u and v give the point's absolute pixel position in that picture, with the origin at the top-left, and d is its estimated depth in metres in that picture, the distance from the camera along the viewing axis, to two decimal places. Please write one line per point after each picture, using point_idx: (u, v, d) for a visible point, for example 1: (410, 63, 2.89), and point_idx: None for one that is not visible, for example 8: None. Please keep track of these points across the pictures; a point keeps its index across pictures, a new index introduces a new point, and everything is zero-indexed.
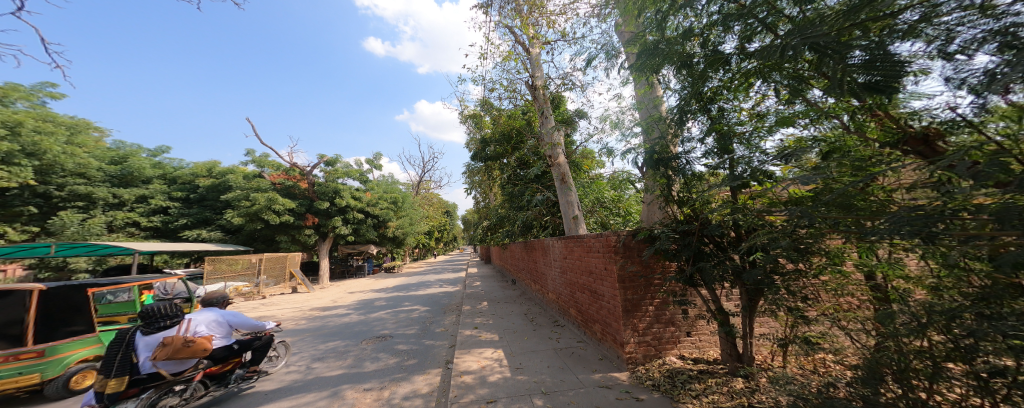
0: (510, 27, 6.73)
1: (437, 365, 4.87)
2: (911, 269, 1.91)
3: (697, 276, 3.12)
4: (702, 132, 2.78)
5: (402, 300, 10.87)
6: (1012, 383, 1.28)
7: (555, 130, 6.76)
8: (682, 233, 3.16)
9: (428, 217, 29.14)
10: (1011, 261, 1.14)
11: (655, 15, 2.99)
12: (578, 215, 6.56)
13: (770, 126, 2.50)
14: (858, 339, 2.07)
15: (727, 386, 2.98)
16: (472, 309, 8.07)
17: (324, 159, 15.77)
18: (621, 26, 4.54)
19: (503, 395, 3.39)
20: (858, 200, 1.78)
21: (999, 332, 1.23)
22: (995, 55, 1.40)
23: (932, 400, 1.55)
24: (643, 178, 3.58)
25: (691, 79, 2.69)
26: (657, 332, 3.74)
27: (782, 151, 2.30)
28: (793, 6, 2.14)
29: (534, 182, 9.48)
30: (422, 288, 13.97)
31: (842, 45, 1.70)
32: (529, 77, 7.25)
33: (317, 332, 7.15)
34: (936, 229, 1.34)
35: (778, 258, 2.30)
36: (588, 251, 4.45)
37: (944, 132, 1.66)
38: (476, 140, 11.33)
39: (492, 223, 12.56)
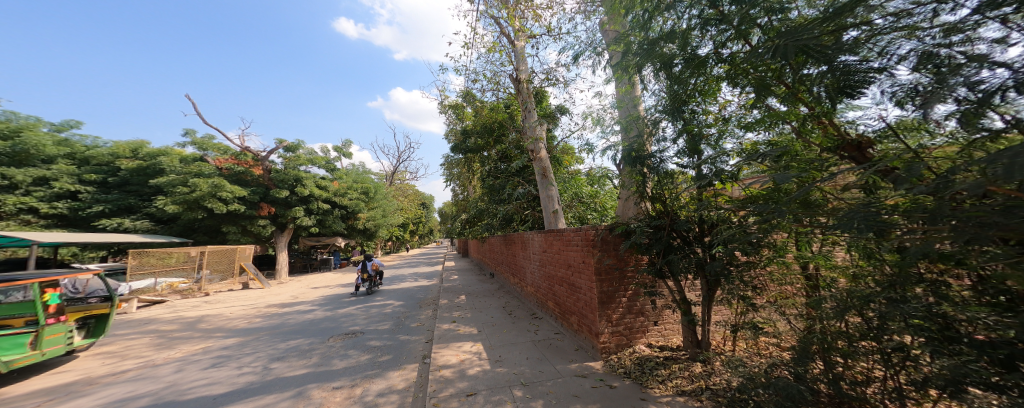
0: (496, 17, 6.60)
1: (413, 360, 4.75)
2: (837, 259, 2.12)
3: (666, 268, 3.27)
4: (675, 132, 2.88)
5: (373, 294, 10.45)
6: (909, 356, 1.50)
7: (537, 125, 6.72)
8: (655, 228, 3.29)
9: (402, 209, 28.16)
10: (917, 253, 1.27)
11: (641, 14, 3.01)
12: (558, 210, 6.61)
13: (731, 128, 2.66)
14: (795, 323, 2.31)
15: (688, 370, 3.19)
16: (449, 303, 7.93)
17: (283, 145, 14.51)
18: (607, 24, 4.56)
19: (483, 387, 3.38)
20: (813, 198, 1.89)
21: (902, 314, 1.42)
22: (919, 72, 1.58)
23: (848, 372, 1.78)
24: (620, 174, 3.69)
25: (670, 81, 2.76)
26: (629, 322, 3.89)
27: (742, 152, 2.47)
28: (765, 15, 2.24)
29: (515, 176, 9.45)
30: (394, 282, 13.50)
31: (825, 49, 1.76)
32: (513, 70, 7.18)
33: (277, 330, 6.68)
34: (891, 224, 1.39)
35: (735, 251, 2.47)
36: (567, 245, 4.51)
37: (875, 140, 1.84)
38: (456, 131, 11.07)
39: (471, 216, 12.46)
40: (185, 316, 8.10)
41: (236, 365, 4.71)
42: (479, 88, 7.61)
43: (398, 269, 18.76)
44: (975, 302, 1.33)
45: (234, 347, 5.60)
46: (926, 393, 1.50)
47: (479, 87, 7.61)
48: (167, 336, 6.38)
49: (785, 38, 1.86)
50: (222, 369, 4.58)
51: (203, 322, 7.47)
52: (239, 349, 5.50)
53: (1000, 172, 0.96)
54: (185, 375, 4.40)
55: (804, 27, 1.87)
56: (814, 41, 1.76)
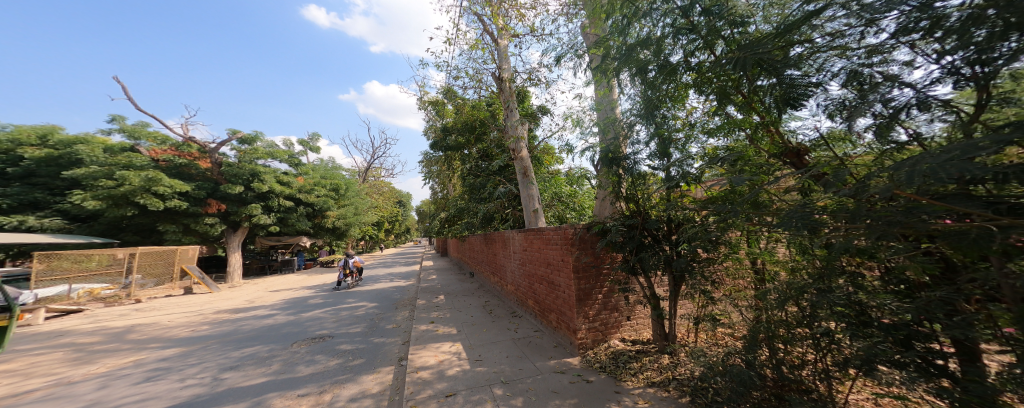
0: (479, 15, 6.48)
1: (389, 363, 4.57)
2: (779, 255, 2.30)
3: (638, 265, 3.42)
4: (647, 136, 3.00)
5: (344, 296, 9.91)
6: (834, 340, 1.67)
7: (519, 124, 6.72)
8: (628, 227, 3.43)
9: (376, 207, 27.00)
10: (840, 249, 1.41)
11: (620, 20, 3.08)
12: (538, 209, 6.65)
13: (696, 134, 2.80)
14: (745, 314, 2.53)
15: (657, 362, 3.35)
16: (426, 303, 7.72)
17: (237, 136, 13.26)
18: (587, 28, 4.59)
19: (462, 387, 3.34)
20: (765, 199, 2.05)
21: (828, 302, 1.58)
22: (847, 88, 1.76)
23: (785, 356, 1.97)
24: (597, 175, 3.80)
25: (645, 86, 2.86)
26: (604, 318, 4.00)
27: (704, 157, 2.64)
28: (728, 27, 2.38)
29: (496, 175, 9.36)
30: (366, 283, 12.91)
31: (776, 63, 1.91)
32: (496, 69, 7.11)
33: (228, 337, 6.13)
34: (822, 222, 1.52)
35: (698, 248, 2.64)
36: (546, 243, 4.54)
37: (810, 149, 2.05)
38: (436, 128, 10.82)
39: (451, 215, 12.21)
40: (109, 327, 7.16)
41: (177, 378, 4.25)
42: (460, 86, 7.46)
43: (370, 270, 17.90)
44: (883, 290, 1.51)
45: (176, 358, 5.06)
46: (847, 372, 1.70)
47: (460, 85, 7.46)
48: (87, 350, 5.61)
49: (744, 51, 1.99)
50: (158, 383, 4.11)
51: (132, 332, 6.68)
52: (181, 360, 4.98)
53: (904, 178, 1.10)
54: (114, 391, 3.91)
55: (760, 41, 2.01)
56: (768, 55, 1.90)
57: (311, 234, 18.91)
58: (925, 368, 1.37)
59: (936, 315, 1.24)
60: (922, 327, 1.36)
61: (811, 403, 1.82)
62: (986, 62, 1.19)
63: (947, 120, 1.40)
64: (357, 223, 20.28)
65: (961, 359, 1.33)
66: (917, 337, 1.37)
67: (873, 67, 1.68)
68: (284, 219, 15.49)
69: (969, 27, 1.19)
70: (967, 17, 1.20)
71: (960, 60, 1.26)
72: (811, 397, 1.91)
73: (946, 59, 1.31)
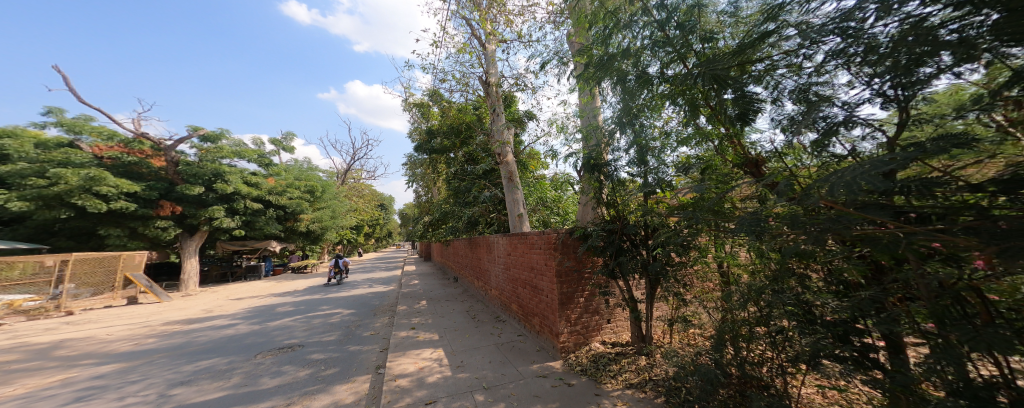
0: (467, 19, 6.47)
1: (365, 371, 4.38)
2: (742, 259, 2.44)
3: (617, 269, 3.54)
4: (627, 144, 3.10)
5: (318, 303, 9.40)
6: (785, 338, 1.79)
7: (506, 129, 6.75)
8: (608, 232, 3.56)
9: (356, 210, 26.05)
10: (791, 252, 1.51)
11: (602, 30, 3.16)
12: (523, 213, 6.67)
13: (671, 143, 2.88)
14: (713, 314, 2.66)
15: (635, 364, 3.44)
16: (408, 308, 7.49)
17: (199, 133, 12.35)
18: (573, 36, 4.62)
19: (443, 395, 3.26)
20: (726, 205, 2.20)
21: (781, 301, 1.69)
22: (797, 104, 1.89)
23: (749, 354, 2.08)
24: (580, 180, 3.94)
25: (623, 95, 2.91)
26: (586, 321, 4.05)
27: (678, 165, 2.75)
28: (699, 42, 2.48)
29: (481, 178, 9.25)
30: (343, 288, 12.33)
31: (729, 79, 2.05)
32: (483, 73, 7.08)
33: (178, 351, 5.63)
34: (766, 226, 1.65)
35: (671, 252, 2.76)
36: (530, 248, 4.53)
37: (766, 160, 2.18)
38: (421, 130, 10.64)
39: (435, 219, 11.96)
40: (30, 343, 6.37)
41: (114, 396, 3.85)
42: (446, 88, 7.36)
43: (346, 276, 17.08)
44: (824, 290, 1.63)
45: (115, 375, 4.59)
46: (796, 367, 1.83)
47: (446, 87, 7.37)
48: (5, 369, 4.97)
49: (703, 67, 2.11)
50: (92, 402, 3.71)
51: (60, 348, 5.99)
52: (119, 377, 4.52)
53: (828, 189, 1.22)
54: None
55: (720, 58, 2.13)
56: (723, 72, 2.03)
57: (282, 238, 17.88)
58: (860, 361, 1.50)
59: (867, 312, 1.36)
60: (857, 323, 1.49)
61: (770, 398, 1.93)
62: (907, 86, 1.29)
63: (873, 138, 1.50)
64: (333, 226, 19.38)
65: (888, 352, 1.47)
66: (853, 333, 1.50)
67: (819, 86, 1.81)
68: (251, 223, 14.53)
69: (893, 53, 1.28)
70: (890, 45, 1.31)
71: (885, 84, 1.36)
72: (770, 393, 2.01)
73: (874, 82, 1.42)
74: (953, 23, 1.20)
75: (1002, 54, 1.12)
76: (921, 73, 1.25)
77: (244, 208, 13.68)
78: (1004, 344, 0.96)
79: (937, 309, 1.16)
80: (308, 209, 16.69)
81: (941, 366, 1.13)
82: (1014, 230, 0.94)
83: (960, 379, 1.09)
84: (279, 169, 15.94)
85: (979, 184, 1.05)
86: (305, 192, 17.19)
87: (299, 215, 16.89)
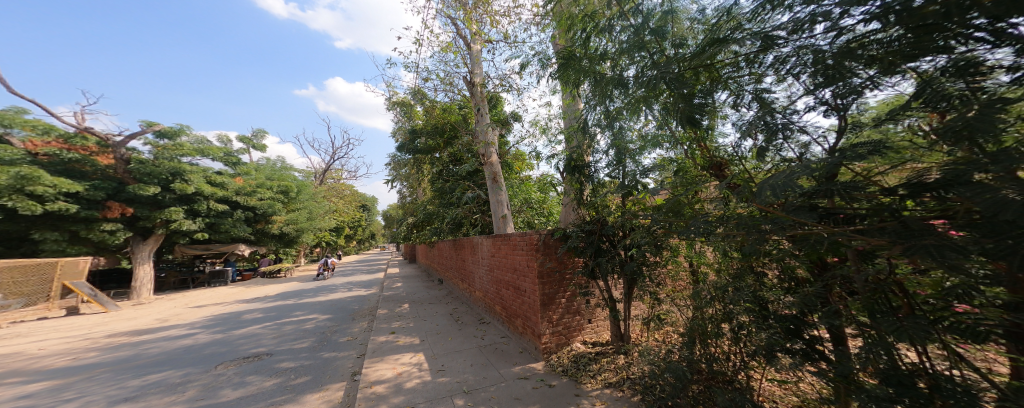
0: (451, 18, 6.41)
1: (340, 379, 4.18)
2: (708, 258, 2.55)
3: (597, 269, 3.61)
4: (606, 145, 3.17)
5: (291, 309, 8.92)
6: (745, 333, 1.88)
7: (490, 129, 6.69)
8: (588, 232, 3.64)
9: (335, 211, 25.04)
10: (747, 251, 1.61)
11: (581, 33, 3.25)
12: (507, 214, 6.64)
13: (647, 146, 2.94)
14: (684, 312, 2.77)
15: (614, 363, 3.52)
16: (388, 312, 7.26)
17: (155, 129, 11.42)
18: (555, 38, 4.61)
19: (421, 400, 3.18)
20: (687, 207, 2.34)
21: (742, 298, 1.78)
22: (752, 108, 1.99)
23: (716, 350, 2.18)
24: (563, 182, 4.04)
25: (602, 97, 2.96)
26: (567, 322, 4.09)
27: (652, 168, 2.84)
28: (672, 48, 2.56)
29: (465, 179, 9.11)
30: (318, 293, 11.76)
31: (680, 82, 2.18)
32: (467, 72, 6.98)
33: (125, 364, 5.15)
34: (718, 228, 1.78)
35: (646, 252, 2.86)
36: (513, 249, 4.53)
37: (730, 162, 2.26)
38: (404, 129, 10.37)
39: (419, 220, 11.70)
40: None
41: None
42: (430, 88, 7.22)
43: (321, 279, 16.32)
44: (777, 286, 1.72)
45: (48, 393, 4.14)
46: (756, 360, 1.93)
47: (430, 87, 7.23)
48: None
49: (658, 69, 2.26)
50: None
51: None
52: (50, 396, 4.07)
53: (767, 191, 1.33)
54: None
55: (678, 62, 2.25)
56: (673, 74, 2.17)
57: (251, 241, 16.86)
58: (809, 353, 1.60)
59: (813, 307, 1.45)
60: (807, 318, 1.59)
61: (732, 392, 2.03)
62: (845, 95, 1.38)
63: (821, 144, 1.59)
64: (308, 229, 18.47)
65: (832, 343, 1.59)
66: (802, 327, 1.60)
67: (773, 94, 1.91)
68: (215, 225, 13.59)
69: (833, 65, 1.38)
70: (831, 55, 1.40)
71: (829, 94, 1.44)
72: (732, 387, 2.12)
73: (818, 92, 1.51)
74: (877, 38, 1.30)
75: (915, 69, 1.22)
76: (856, 83, 1.35)
77: (207, 209, 12.77)
78: (919, 333, 1.06)
79: (869, 302, 1.26)
80: (280, 210, 15.81)
81: (875, 355, 1.22)
82: (919, 228, 1.04)
83: (890, 366, 1.19)
84: (248, 168, 15.04)
85: (894, 188, 1.14)
86: (276, 193, 16.27)
87: (269, 217, 15.96)
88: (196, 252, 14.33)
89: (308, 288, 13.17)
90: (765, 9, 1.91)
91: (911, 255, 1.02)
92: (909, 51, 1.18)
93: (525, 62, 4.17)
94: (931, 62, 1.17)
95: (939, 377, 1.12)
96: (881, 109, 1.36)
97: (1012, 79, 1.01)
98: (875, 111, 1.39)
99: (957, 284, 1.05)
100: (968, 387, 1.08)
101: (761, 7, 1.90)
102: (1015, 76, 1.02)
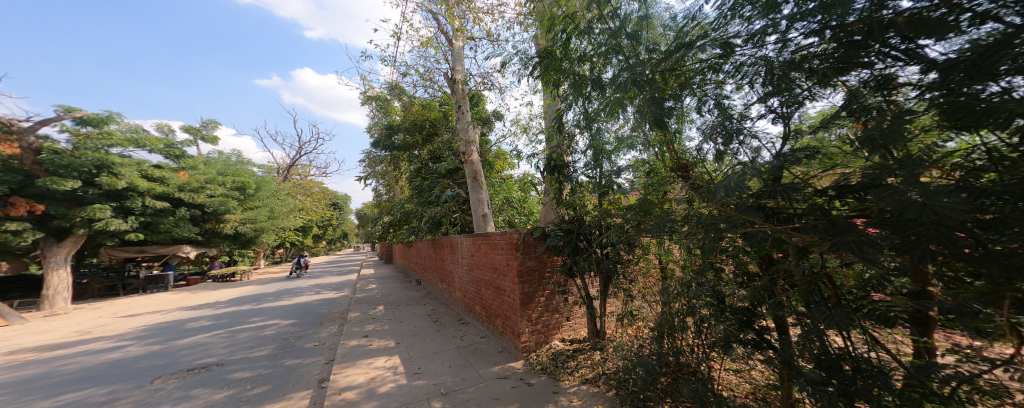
0: (433, 13, 6.26)
1: (305, 386, 3.99)
2: (674, 255, 2.69)
3: (574, 267, 3.70)
4: (584, 146, 3.26)
5: (246, 315, 8.36)
6: (705, 326, 2.00)
7: (471, 127, 6.62)
8: (566, 232, 3.71)
9: (302, 209, 23.76)
10: (709, 249, 1.71)
11: (561, 35, 3.31)
12: (487, 213, 6.61)
13: (620, 148, 3.04)
14: (654, 308, 2.89)
15: (591, 359, 3.60)
16: (360, 315, 6.99)
17: (73, 116, 10.18)
18: (539, 39, 4.65)
19: (397, 405, 3.10)
20: (656, 207, 2.47)
21: (702, 292, 1.90)
22: (712, 113, 2.12)
23: (682, 343, 2.29)
24: (543, 181, 4.09)
25: (581, 97, 3.04)
26: (546, 320, 4.13)
27: (626, 169, 2.94)
28: (644, 52, 2.66)
29: (445, 177, 8.95)
30: (280, 297, 11.14)
31: (651, 85, 2.28)
32: (449, 69, 6.85)
33: (34, 384, 4.60)
34: (679, 226, 1.89)
35: (621, 250, 2.97)
36: (493, 248, 4.52)
37: (693, 165, 2.36)
38: (380, 125, 10.05)
39: (395, 219, 11.38)
40: None
41: None
42: (409, 83, 7.02)
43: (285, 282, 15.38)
44: (732, 280, 1.85)
45: None
46: (715, 351, 2.06)
47: (409, 82, 7.03)
48: None
49: (631, 71, 2.36)
50: None
51: None
52: None
53: (722, 190, 1.43)
54: None
55: (649, 66, 2.35)
56: (645, 77, 2.26)
57: (199, 242, 15.49)
58: (758, 343, 1.74)
59: (761, 299, 1.57)
60: (756, 309, 1.72)
61: (696, 383, 2.16)
62: (791, 104, 1.50)
63: (769, 150, 1.70)
64: (269, 228, 17.36)
65: (778, 333, 1.74)
66: (751, 318, 1.74)
67: (731, 101, 2.03)
68: (151, 225, 12.46)
69: (782, 76, 1.49)
70: (782, 67, 1.50)
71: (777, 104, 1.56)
72: (697, 377, 2.25)
73: (769, 102, 1.62)
74: (818, 52, 1.41)
75: (840, 83, 1.35)
76: (801, 93, 1.47)
77: (141, 207, 11.65)
78: (843, 320, 1.18)
79: (805, 292, 1.38)
80: (234, 208, 14.74)
81: (809, 342, 1.34)
82: (842, 226, 1.15)
83: (821, 351, 1.32)
84: (194, 162, 13.81)
85: (824, 190, 1.27)
86: (230, 189, 15.15)
87: (221, 215, 14.78)
88: (127, 255, 12.76)
89: (267, 292, 12.35)
90: (725, 20, 2.03)
91: (838, 250, 1.12)
92: (836, 64, 1.30)
93: (506, 61, 4.16)
94: (857, 76, 1.29)
95: (858, 360, 1.26)
96: (817, 119, 1.48)
97: (918, 95, 1.12)
98: (814, 121, 1.51)
99: (872, 276, 1.19)
100: (882, 367, 1.22)
101: (722, 16, 2.01)
102: (919, 93, 1.12)
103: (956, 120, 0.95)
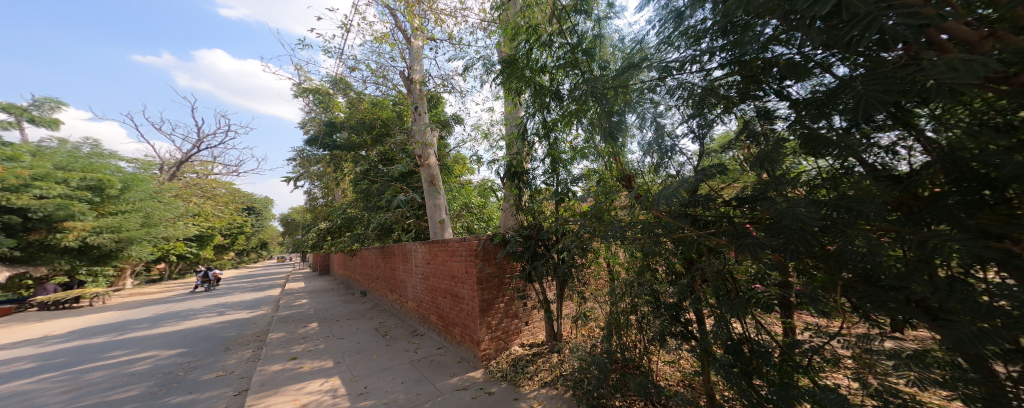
0: (390, 9, 6.05)
1: None
2: (619, 257, 2.91)
3: (533, 273, 3.81)
4: (542, 154, 3.41)
5: (102, 351, 6.93)
6: (644, 323, 2.20)
7: (428, 130, 6.50)
8: (525, 238, 3.80)
9: (195, 215, 20.54)
10: (648, 252, 1.89)
11: (523, 45, 3.45)
12: (444, 219, 6.45)
13: (574, 158, 3.24)
14: (604, 308, 3.08)
15: (549, 362, 3.71)
16: (285, 336, 6.35)
17: None
18: (501, 45, 4.74)
19: None
20: (608, 212, 2.68)
21: (644, 292, 2.08)
22: (649, 128, 2.36)
23: (626, 342, 2.47)
24: (502, 187, 4.14)
25: (540, 107, 3.21)
26: (505, 326, 4.17)
27: (579, 177, 3.12)
28: (597, 69, 2.86)
29: (398, 181, 8.57)
30: (171, 321, 9.58)
31: (602, 98, 2.47)
32: (405, 68, 6.67)
33: None
34: (620, 231, 2.05)
35: (575, 255, 3.12)
36: (451, 255, 4.45)
37: (635, 176, 2.55)
38: (320, 122, 9.35)
39: (336, 226, 10.58)
40: None
41: None
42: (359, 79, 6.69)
43: (164, 306, 12.90)
44: (664, 279, 2.06)
45: None
46: (654, 346, 2.26)
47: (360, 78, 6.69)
48: None
49: (589, 83, 2.54)
50: None
51: None
52: None
53: (656, 199, 1.59)
54: None
55: (601, 81, 2.55)
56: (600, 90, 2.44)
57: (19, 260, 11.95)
58: (684, 334, 1.95)
59: (685, 295, 1.78)
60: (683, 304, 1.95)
61: (640, 378, 2.34)
62: (706, 125, 1.75)
63: (689, 165, 1.94)
64: (139, 238, 14.55)
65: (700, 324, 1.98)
66: (677, 313, 1.95)
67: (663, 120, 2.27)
68: None
69: (704, 98, 1.72)
70: (702, 91, 1.74)
71: (697, 124, 1.80)
72: (640, 372, 2.44)
73: (691, 122, 1.86)
74: (727, 83, 1.64)
75: (740, 109, 1.60)
76: (714, 115, 1.71)
77: None
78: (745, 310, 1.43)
79: (715, 287, 1.59)
80: (79, 212, 11.86)
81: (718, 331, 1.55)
82: (740, 230, 1.37)
83: (727, 338, 1.55)
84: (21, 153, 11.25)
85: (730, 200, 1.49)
86: (77, 189, 12.26)
87: (58, 222, 11.79)
88: None
89: (140, 319, 10.35)
90: (663, 47, 2.26)
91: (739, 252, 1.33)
92: (741, 94, 1.56)
93: (466, 67, 4.16)
94: (749, 107, 1.55)
95: (754, 343, 1.49)
96: (722, 139, 1.73)
97: (784, 124, 1.36)
98: (719, 142, 1.77)
99: (756, 271, 1.43)
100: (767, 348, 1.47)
101: (661, 42, 2.23)
102: (784, 123, 1.37)
103: (811, 147, 1.18)
